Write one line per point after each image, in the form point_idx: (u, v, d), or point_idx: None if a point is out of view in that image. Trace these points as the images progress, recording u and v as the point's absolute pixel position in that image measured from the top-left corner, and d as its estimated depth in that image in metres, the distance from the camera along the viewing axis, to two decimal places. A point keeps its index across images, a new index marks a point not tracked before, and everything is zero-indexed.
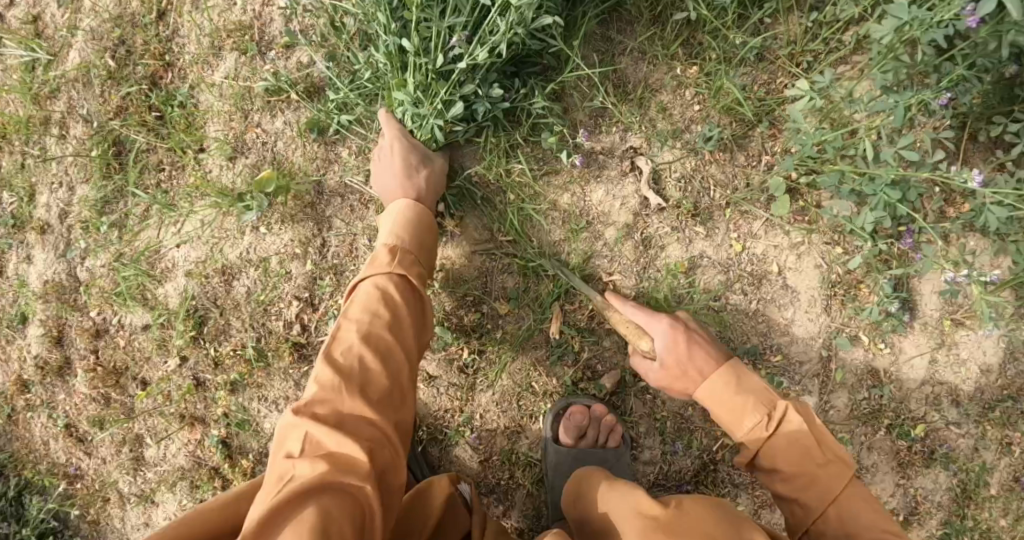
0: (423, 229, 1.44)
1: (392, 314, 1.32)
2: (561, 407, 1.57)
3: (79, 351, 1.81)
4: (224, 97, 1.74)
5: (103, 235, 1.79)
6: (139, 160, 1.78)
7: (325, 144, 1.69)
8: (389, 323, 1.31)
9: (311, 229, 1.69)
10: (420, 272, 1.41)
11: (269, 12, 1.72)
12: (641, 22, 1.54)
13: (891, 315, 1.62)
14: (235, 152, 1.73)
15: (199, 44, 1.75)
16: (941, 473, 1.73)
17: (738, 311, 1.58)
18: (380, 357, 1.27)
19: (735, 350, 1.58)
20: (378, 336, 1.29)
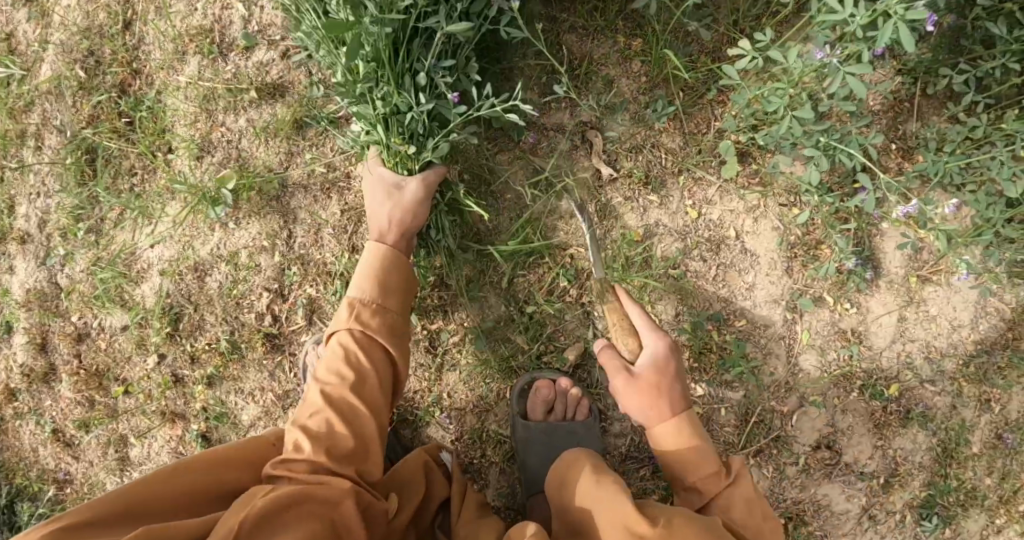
0: (392, 270, 1.46)
1: (362, 372, 1.37)
2: (527, 382, 1.59)
3: (63, 356, 1.85)
4: (188, 99, 1.77)
5: (81, 241, 1.84)
6: (112, 166, 1.82)
7: (287, 139, 1.71)
8: (355, 384, 1.35)
9: (278, 222, 1.72)
10: (390, 319, 1.43)
11: (229, 15, 1.76)
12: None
13: (852, 273, 1.62)
14: (202, 152, 1.76)
15: (163, 49, 1.80)
16: (920, 433, 1.71)
17: (698, 277, 1.59)
18: (346, 419, 1.33)
19: (696, 315, 1.59)
20: (349, 396, 1.35)
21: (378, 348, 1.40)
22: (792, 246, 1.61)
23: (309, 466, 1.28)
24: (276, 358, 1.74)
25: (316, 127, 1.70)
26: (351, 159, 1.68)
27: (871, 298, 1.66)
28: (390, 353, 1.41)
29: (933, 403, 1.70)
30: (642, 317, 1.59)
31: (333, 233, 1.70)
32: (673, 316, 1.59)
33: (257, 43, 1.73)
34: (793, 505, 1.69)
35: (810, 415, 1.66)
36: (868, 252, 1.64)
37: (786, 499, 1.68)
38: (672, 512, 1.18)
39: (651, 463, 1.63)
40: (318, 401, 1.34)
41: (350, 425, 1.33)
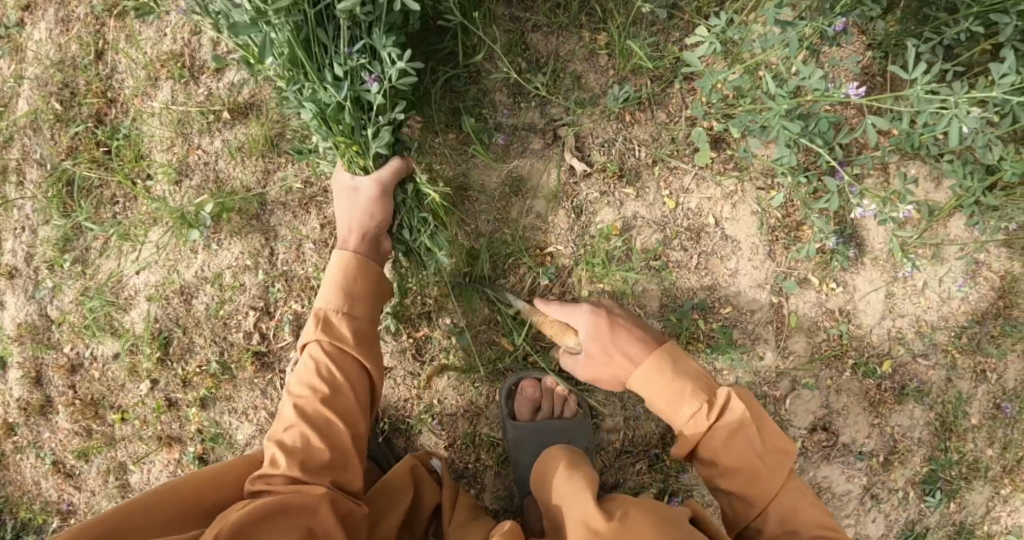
0: (362, 277, 1.44)
1: (333, 382, 1.35)
2: (513, 383, 1.59)
3: (58, 388, 1.86)
4: (163, 124, 1.78)
5: (68, 271, 1.85)
6: (93, 196, 1.83)
7: (262, 157, 1.72)
8: (326, 395, 1.34)
9: (259, 240, 1.72)
10: (360, 327, 1.41)
11: (197, 38, 1.77)
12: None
13: (835, 252, 1.61)
14: (180, 176, 1.76)
15: (136, 77, 1.81)
16: (916, 408, 1.69)
17: (680, 267, 1.59)
18: (321, 431, 1.31)
19: (681, 305, 1.58)
20: (319, 406, 1.33)
21: (349, 355, 1.38)
22: (772, 230, 1.60)
23: (286, 481, 1.26)
24: (267, 376, 1.75)
25: (290, 143, 1.70)
26: (326, 172, 1.67)
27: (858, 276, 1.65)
28: (367, 366, 1.39)
29: (928, 378, 1.69)
30: (626, 312, 1.58)
31: (314, 247, 1.70)
32: (658, 308, 1.58)
33: (227, 64, 1.73)
34: None
35: (803, 398, 1.64)
36: (850, 230, 1.63)
37: None
38: (629, 505, 1.19)
39: (647, 457, 1.63)
40: (291, 416, 1.33)
41: (323, 434, 1.31)
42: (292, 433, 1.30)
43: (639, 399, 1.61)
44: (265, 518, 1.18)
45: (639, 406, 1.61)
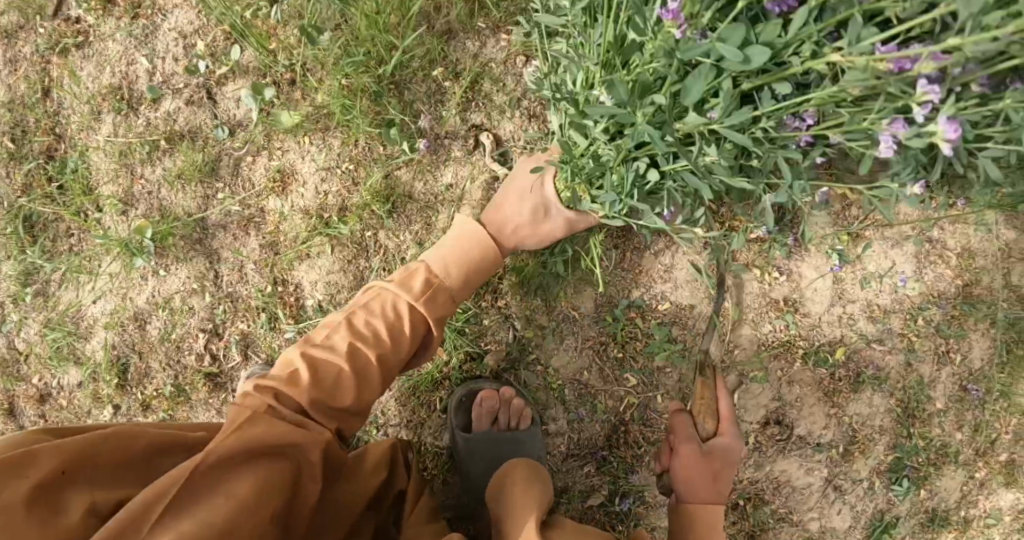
0: (475, 254, 1.44)
1: (392, 341, 1.33)
2: (467, 394, 1.56)
3: (28, 419, 1.89)
4: (109, 155, 1.81)
5: (30, 304, 1.89)
6: (50, 229, 1.87)
7: (201, 182, 1.72)
8: (380, 341, 1.32)
9: (203, 264, 1.74)
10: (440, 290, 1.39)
11: (134, 70, 1.79)
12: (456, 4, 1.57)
13: (774, 240, 1.57)
14: (126, 205, 1.79)
15: (81, 111, 1.84)
16: (875, 395, 1.63)
17: (614, 266, 1.56)
18: (362, 374, 1.29)
19: (617, 305, 1.56)
20: (373, 357, 1.30)
21: (418, 323, 1.36)
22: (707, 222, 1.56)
23: (297, 409, 1.23)
24: (221, 395, 1.77)
25: (225, 166, 1.71)
26: (260, 193, 1.68)
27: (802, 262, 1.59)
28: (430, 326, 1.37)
29: (886, 365, 1.62)
30: (558, 313, 1.58)
31: (255, 267, 1.70)
32: (591, 309, 1.57)
33: (162, 93, 1.75)
34: (750, 484, 1.64)
35: (751, 392, 1.60)
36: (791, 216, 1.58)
37: (741, 480, 1.63)
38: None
39: (594, 459, 1.61)
40: (340, 348, 1.30)
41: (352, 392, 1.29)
42: (330, 365, 1.28)
43: (582, 402, 1.59)
44: (257, 450, 1.16)
45: (582, 409, 1.59)
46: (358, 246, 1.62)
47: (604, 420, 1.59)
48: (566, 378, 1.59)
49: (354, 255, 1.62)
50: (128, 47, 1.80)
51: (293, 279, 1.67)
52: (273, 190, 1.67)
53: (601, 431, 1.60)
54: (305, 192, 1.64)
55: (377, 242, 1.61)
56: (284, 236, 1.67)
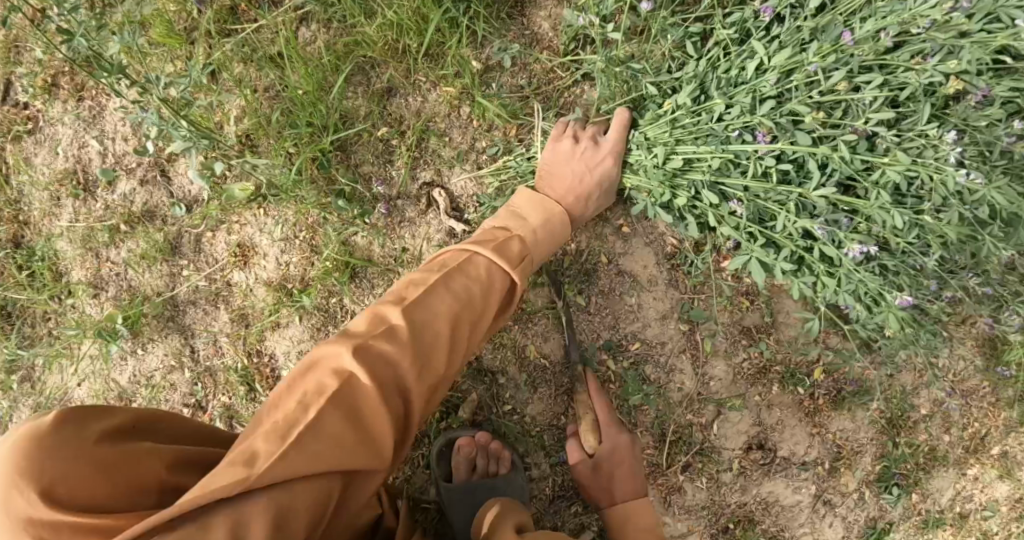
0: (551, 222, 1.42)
1: (479, 311, 1.24)
2: (445, 443, 1.57)
3: None
4: (74, 241, 1.80)
5: (16, 391, 1.88)
6: (26, 315, 1.86)
7: (167, 261, 1.73)
8: (471, 312, 1.23)
9: (178, 340, 1.75)
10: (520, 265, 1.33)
11: (87, 154, 1.78)
12: (393, 64, 1.58)
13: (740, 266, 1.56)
14: (97, 288, 1.79)
15: (41, 198, 1.81)
16: (857, 410, 1.62)
17: (581, 311, 1.57)
18: (453, 345, 1.20)
19: (587, 349, 1.57)
20: (466, 327, 1.22)
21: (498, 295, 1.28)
22: (666, 256, 1.56)
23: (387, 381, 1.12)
24: None
25: (187, 244, 1.72)
26: (224, 267, 1.70)
27: (775, 286, 1.57)
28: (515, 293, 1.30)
29: (863, 376, 1.62)
30: (529, 364, 1.58)
31: (229, 340, 1.72)
32: (562, 356, 1.57)
33: (116, 175, 1.75)
34: (740, 508, 1.63)
35: (731, 420, 1.60)
36: None
37: (730, 504, 1.62)
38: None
39: (581, 499, 1.61)
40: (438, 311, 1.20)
41: (438, 361, 1.17)
42: (421, 332, 1.17)
43: (563, 445, 1.59)
44: (343, 433, 1.06)
45: (563, 452, 1.59)
46: (325, 313, 1.64)
47: None
48: (545, 424, 1.59)
49: (321, 322, 1.65)
50: (78, 129, 1.78)
51: (266, 350, 1.69)
52: (236, 264, 1.69)
53: None
54: (266, 263, 1.67)
55: (342, 308, 1.64)
56: (252, 308, 1.69)
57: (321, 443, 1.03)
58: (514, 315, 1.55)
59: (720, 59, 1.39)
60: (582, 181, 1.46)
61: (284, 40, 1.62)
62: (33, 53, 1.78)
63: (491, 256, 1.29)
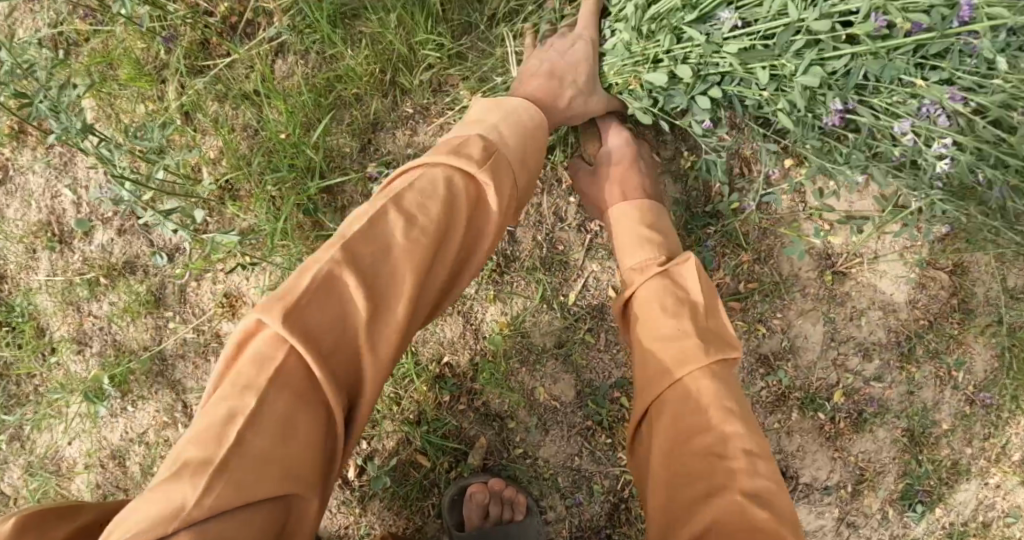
0: (527, 137, 1.22)
1: (437, 247, 1.04)
2: (458, 492, 1.52)
3: None
4: (53, 295, 1.71)
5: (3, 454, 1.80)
6: (7, 374, 1.77)
7: (153, 313, 1.65)
8: (425, 204, 1.04)
9: (169, 395, 1.67)
10: (494, 159, 1.13)
11: (61, 204, 1.69)
12: (377, 97, 1.51)
13: (753, 292, 1.50)
14: (81, 344, 1.70)
15: (14, 251, 1.72)
16: (879, 430, 1.56)
17: (591, 349, 1.51)
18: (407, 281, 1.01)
19: (598, 387, 1.51)
20: (423, 254, 1.02)
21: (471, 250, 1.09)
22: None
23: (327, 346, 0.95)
24: None
25: (172, 294, 1.64)
26: (213, 318, 1.62)
27: (789, 309, 1.51)
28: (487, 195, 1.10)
29: (888, 396, 1.55)
30: (539, 406, 1.52)
31: None
32: (573, 396, 1.52)
33: (92, 226, 1.66)
34: None
35: None
36: (766, 263, 1.49)
37: None
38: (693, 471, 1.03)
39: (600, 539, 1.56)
40: (389, 246, 1.00)
41: (389, 321, 0.99)
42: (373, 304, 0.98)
43: (578, 486, 1.54)
44: (277, 425, 0.90)
45: (579, 493, 1.54)
46: None
47: (603, 500, 1.54)
48: (558, 465, 1.53)
49: None
50: (48, 178, 1.69)
51: None
52: (224, 314, 1.61)
53: (601, 511, 1.55)
54: None
55: None
56: None
57: (264, 442, 0.89)
58: (515, 350, 1.51)
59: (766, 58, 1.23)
60: (553, 79, 1.32)
61: (261, 77, 1.53)
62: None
63: (455, 167, 1.08)
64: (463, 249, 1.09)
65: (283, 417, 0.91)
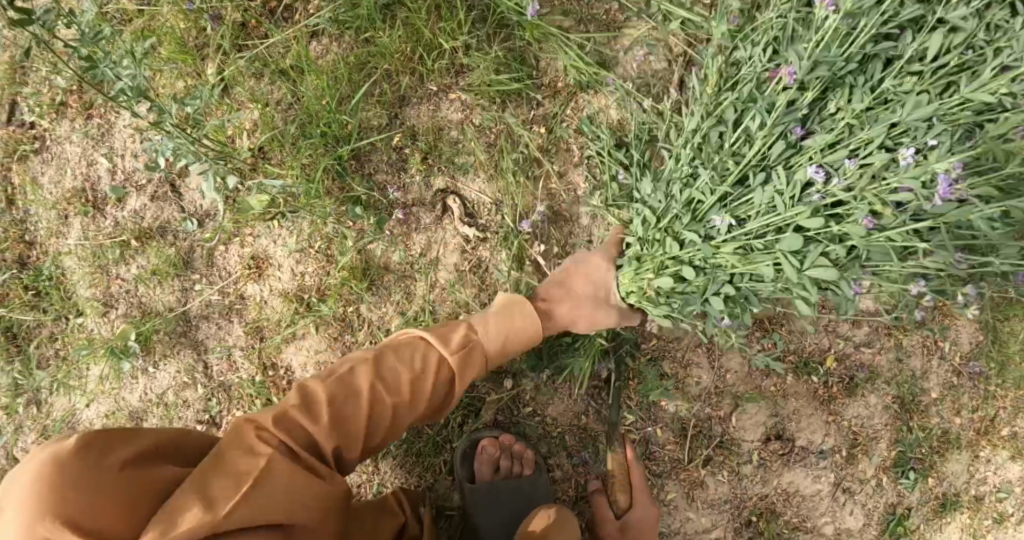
0: (523, 339, 1.40)
1: (410, 399, 1.27)
2: (469, 445, 1.58)
3: None
4: (82, 259, 1.79)
5: (23, 416, 1.86)
6: (32, 338, 1.84)
7: (179, 276, 1.72)
8: (412, 367, 1.28)
9: (191, 357, 1.73)
10: (483, 344, 1.36)
11: (96, 171, 1.77)
12: (406, 78, 1.60)
13: None
14: (107, 306, 1.77)
15: (48, 217, 1.81)
16: (869, 396, 1.64)
17: None
18: (379, 398, 1.25)
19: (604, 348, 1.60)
20: (403, 373, 1.27)
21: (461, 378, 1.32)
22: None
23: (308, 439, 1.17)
24: None
25: (199, 258, 1.71)
26: (238, 281, 1.69)
27: None
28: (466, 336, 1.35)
29: (877, 364, 1.64)
30: (548, 367, 1.59)
31: (244, 354, 1.70)
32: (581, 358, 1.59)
33: (126, 191, 1.74)
34: (761, 500, 1.64)
35: (749, 412, 1.62)
36: None
37: (751, 497, 1.63)
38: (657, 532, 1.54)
39: None
40: (365, 370, 1.26)
41: (360, 426, 1.22)
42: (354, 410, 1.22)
43: (583, 445, 1.61)
44: (285, 491, 1.09)
45: (585, 452, 1.60)
46: (342, 322, 1.62)
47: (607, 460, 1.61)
48: (566, 423, 1.61)
49: (338, 331, 1.63)
50: (86, 147, 1.78)
51: (282, 362, 1.67)
52: (250, 276, 1.68)
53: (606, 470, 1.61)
54: (282, 275, 1.65)
55: (359, 316, 1.62)
56: (267, 320, 1.67)
57: (276, 498, 1.08)
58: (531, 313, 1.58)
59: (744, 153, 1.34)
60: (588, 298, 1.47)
61: (296, 54, 1.64)
62: (41, 72, 1.79)
63: (436, 349, 1.31)
64: (442, 397, 1.32)
65: (292, 482, 1.10)
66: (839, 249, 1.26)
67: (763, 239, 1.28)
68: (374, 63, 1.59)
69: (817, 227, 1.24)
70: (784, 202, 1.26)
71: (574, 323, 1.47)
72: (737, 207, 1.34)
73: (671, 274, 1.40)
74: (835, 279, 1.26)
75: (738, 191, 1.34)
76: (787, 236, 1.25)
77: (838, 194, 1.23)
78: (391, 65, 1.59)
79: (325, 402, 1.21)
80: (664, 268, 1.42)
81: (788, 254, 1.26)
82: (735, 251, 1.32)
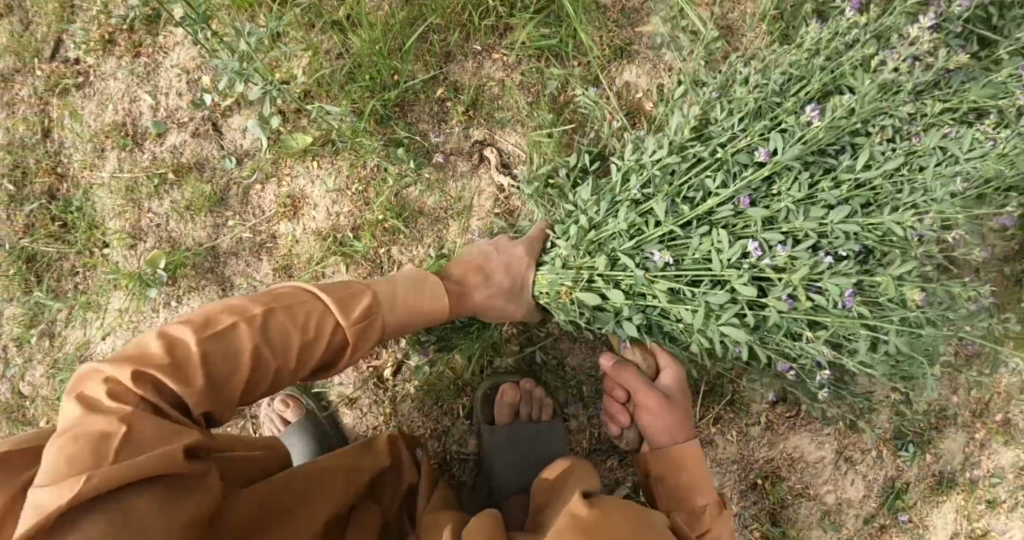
0: (427, 298, 1.34)
1: (298, 365, 1.15)
2: (490, 389, 1.59)
3: None
4: (115, 192, 1.82)
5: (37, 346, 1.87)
6: (53, 268, 1.87)
7: (213, 212, 1.75)
8: (310, 316, 1.17)
9: (216, 292, 1.75)
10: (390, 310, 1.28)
11: (138, 107, 1.81)
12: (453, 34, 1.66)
13: None
14: (134, 239, 1.81)
15: (84, 150, 1.85)
16: None
17: None
18: (269, 341, 1.12)
19: None
20: (293, 326, 1.14)
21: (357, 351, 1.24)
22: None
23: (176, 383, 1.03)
24: (239, 423, 1.77)
25: (234, 195, 1.74)
26: (271, 220, 1.71)
27: None
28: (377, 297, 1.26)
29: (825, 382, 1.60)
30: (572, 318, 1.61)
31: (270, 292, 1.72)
32: None
33: (167, 128, 1.78)
34: (766, 463, 1.72)
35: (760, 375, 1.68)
36: None
37: (757, 459, 1.72)
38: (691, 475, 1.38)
39: (617, 452, 1.65)
40: (255, 315, 1.13)
41: (252, 366, 1.10)
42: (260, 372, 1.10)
43: (600, 397, 1.64)
44: (153, 440, 0.97)
45: (601, 405, 1.63)
46: (372, 263, 1.65)
47: None
48: (585, 375, 1.63)
49: (366, 271, 1.65)
50: (130, 83, 1.82)
51: None
52: (284, 215, 1.70)
53: None
54: (316, 214, 1.68)
55: (389, 258, 1.65)
56: (297, 258, 1.69)
57: (147, 442, 0.97)
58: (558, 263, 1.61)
59: (709, 167, 1.33)
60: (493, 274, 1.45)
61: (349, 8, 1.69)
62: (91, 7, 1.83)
63: (336, 311, 1.19)
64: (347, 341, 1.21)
65: (155, 431, 0.98)
66: (768, 287, 1.28)
67: (699, 246, 1.28)
68: (428, 19, 1.66)
69: (728, 271, 1.26)
70: (756, 222, 1.26)
71: (488, 271, 1.44)
72: (698, 201, 1.33)
73: (599, 278, 1.38)
74: (743, 339, 1.26)
75: (687, 181, 1.34)
76: (713, 287, 1.28)
77: (782, 240, 1.25)
78: (440, 22, 1.66)
79: (201, 347, 1.06)
80: (601, 239, 1.40)
81: (708, 255, 1.28)
82: (691, 256, 1.30)
